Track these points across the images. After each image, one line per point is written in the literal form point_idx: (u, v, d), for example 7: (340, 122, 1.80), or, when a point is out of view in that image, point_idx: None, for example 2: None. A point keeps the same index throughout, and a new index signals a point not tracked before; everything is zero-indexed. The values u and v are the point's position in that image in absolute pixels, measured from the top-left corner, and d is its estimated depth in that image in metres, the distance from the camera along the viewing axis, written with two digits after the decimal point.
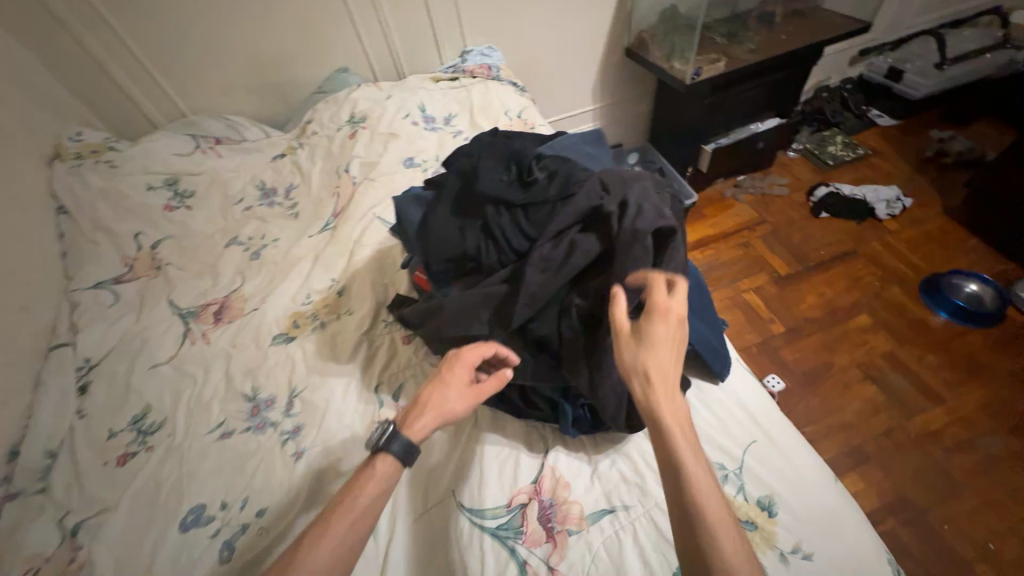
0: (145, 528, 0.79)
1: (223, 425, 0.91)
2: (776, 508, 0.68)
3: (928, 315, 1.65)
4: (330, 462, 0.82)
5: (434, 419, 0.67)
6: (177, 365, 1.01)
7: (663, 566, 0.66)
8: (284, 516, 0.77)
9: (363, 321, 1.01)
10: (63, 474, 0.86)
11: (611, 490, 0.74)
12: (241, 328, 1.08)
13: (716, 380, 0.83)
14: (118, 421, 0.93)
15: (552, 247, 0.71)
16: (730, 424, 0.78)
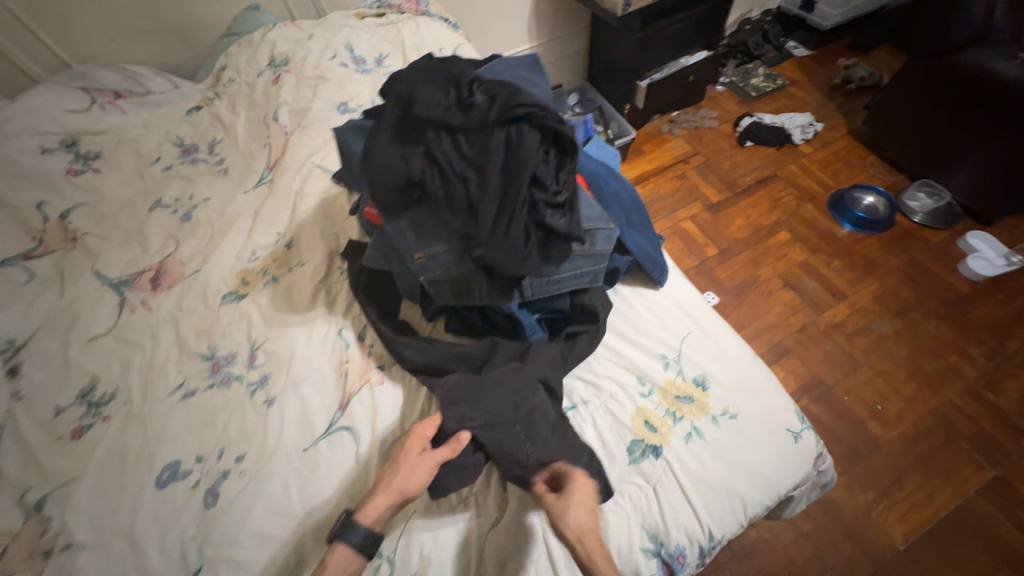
0: (119, 491, 0.78)
1: (184, 386, 0.89)
2: (707, 382, 0.81)
3: (835, 226, 1.87)
4: (303, 405, 0.85)
5: (386, 497, 0.67)
6: (118, 335, 0.96)
7: (619, 445, 0.76)
8: (264, 457, 0.79)
9: (318, 270, 1.01)
10: (13, 455, 0.82)
11: (571, 390, 0.83)
12: (186, 290, 1.03)
13: (656, 287, 0.92)
14: (64, 397, 0.89)
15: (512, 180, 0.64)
16: (669, 320, 0.88)
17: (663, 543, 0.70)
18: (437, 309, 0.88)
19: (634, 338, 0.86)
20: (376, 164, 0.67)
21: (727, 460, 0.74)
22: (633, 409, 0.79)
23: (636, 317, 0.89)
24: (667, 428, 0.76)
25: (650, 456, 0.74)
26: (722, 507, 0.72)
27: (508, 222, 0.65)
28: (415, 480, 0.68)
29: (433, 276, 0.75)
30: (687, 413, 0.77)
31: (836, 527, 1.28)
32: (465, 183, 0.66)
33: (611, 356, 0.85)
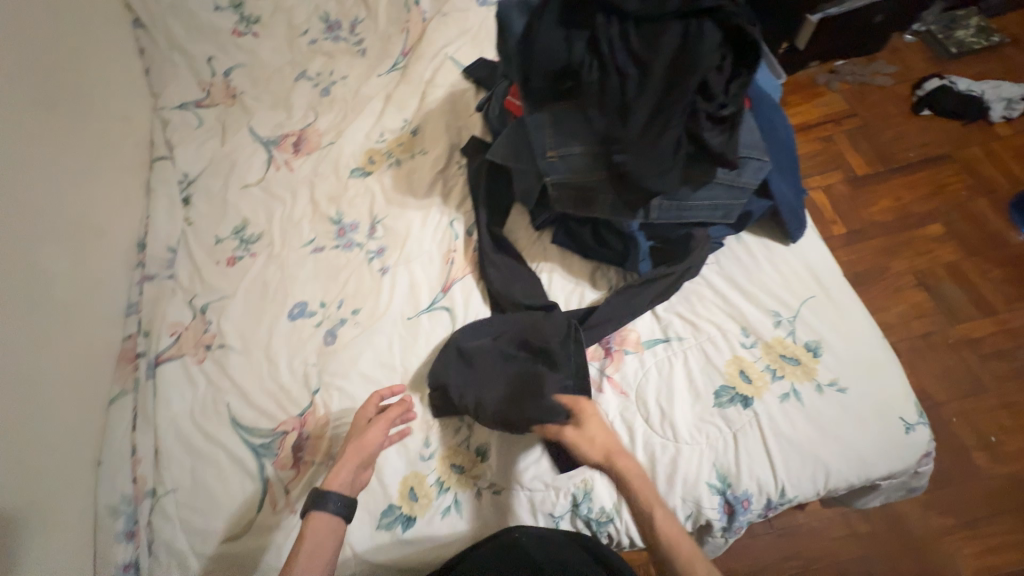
0: (260, 314, 0.93)
1: (314, 242, 1.00)
2: (820, 350, 0.75)
3: (1010, 230, 1.55)
4: (412, 280, 0.92)
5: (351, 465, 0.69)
6: (265, 188, 1.09)
7: (707, 386, 0.75)
8: (375, 315, 0.89)
9: (439, 161, 1.04)
10: (185, 266, 1.00)
11: (667, 324, 0.81)
12: (321, 159, 1.12)
13: (787, 242, 0.83)
14: (222, 230, 1.04)
15: (678, 89, 0.59)
16: (791, 279, 0.81)
17: (731, 485, 0.70)
18: (548, 218, 0.88)
19: (747, 289, 0.81)
20: (536, 47, 0.64)
21: (822, 429, 0.71)
22: (730, 356, 0.76)
23: (755, 269, 0.83)
24: (763, 383, 0.74)
25: (738, 404, 0.73)
26: (804, 471, 0.70)
27: (660, 129, 0.62)
28: (371, 440, 0.71)
29: (559, 178, 0.74)
30: (789, 374, 0.74)
31: (896, 538, 1.21)
32: (626, 83, 0.62)
33: (718, 301, 0.82)
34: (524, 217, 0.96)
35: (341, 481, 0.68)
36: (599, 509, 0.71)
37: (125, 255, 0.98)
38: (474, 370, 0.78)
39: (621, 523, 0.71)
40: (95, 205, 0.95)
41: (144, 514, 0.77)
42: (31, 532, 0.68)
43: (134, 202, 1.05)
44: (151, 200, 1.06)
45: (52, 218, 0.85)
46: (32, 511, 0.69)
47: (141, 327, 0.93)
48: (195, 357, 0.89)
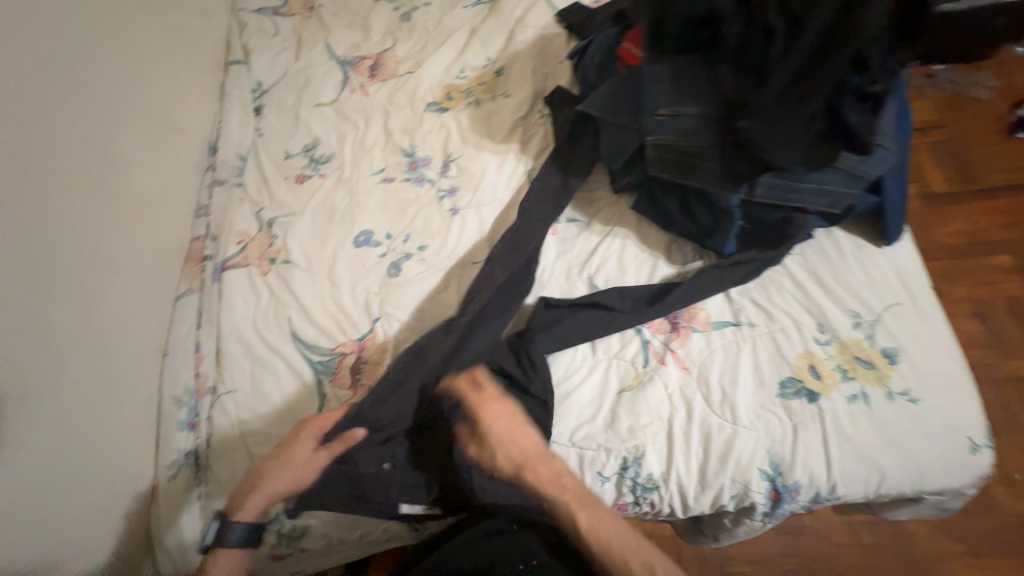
0: (325, 236, 0.93)
1: (385, 172, 0.98)
2: (897, 358, 0.73)
3: None
4: (481, 226, 0.90)
5: (259, 499, 0.69)
6: (338, 109, 1.06)
7: (773, 376, 0.74)
8: (442, 254, 0.88)
9: (521, 106, 1.00)
10: (254, 177, 0.99)
11: (739, 308, 0.79)
12: (398, 87, 1.08)
13: (880, 244, 0.80)
14: (292, 146, 1.02)
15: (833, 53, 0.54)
16: (879, 282, 0.78)
17: (782, 474, 0.70)
18: (634, 182, 0.85)
19: (830, 285, 0.78)
20: None
21: (884, 434, 0.70)
22: (801, 350, 0.75)
23: (842, 267, 0.79)
24: (833, 381, 0.72)
25: (802, 398, 0.72)
26: (858, 473, 0.69)
27: (798, 99, 0.57)
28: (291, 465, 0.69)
29: (664, 139, 0.70)
30: (862, 377, 0.72)
31: (902, 554, 1.22)
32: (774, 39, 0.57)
33: (796, 293, 0.79)
34: (604, 178, 0.93)
35: (255, 506, 0.69)
36: (646, 475, 0.72)
37: (196, 156, 0.98)
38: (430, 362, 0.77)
39: (666, 491, 0.72)
40: (172, 101, 0.94)
41: (205, 408, 0.80)
42: (101, 408, 0.71)
43: (208, 105, 1.03)
44: (224, 105, 1.04)
45: (130, 107, 0.84)
46: (103, 388, 0.72)
47: (209, 231, 0.93)
48: (259, 267, 0.90)
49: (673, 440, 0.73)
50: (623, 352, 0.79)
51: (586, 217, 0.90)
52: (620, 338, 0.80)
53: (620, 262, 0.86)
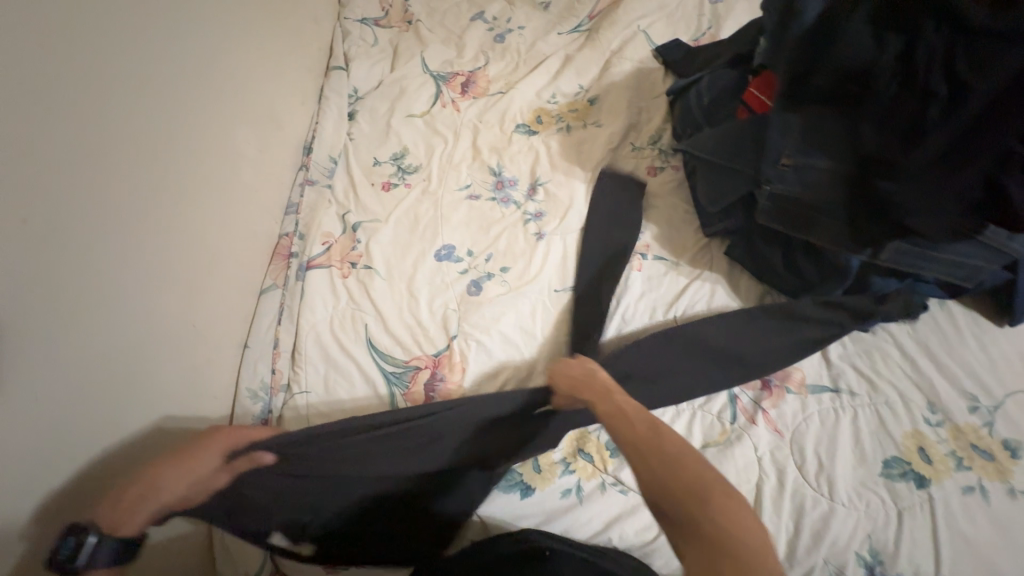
0: (408, 246, 0.93)
1: (470, 188, 0.98)
2: (1022, 452, 0.66)
3: None
4: (564, 253, 0.89)
5: (156, 505, 0.56)
6: (429, 122, 1.07)
7: (876, 452, 0.69)
8: (524, 278, 0.87)
9: (614, 137, 0.99)
10: (342, 181, 1.01)
11: (838, 373, 0.75)
12: (488, 106, 1.09)
13: (1000, 323, 0.75)
14: (382, 153, 1.04)
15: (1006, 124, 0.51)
16: (1000, 366, 0.72)
17: (883, 563, 0.63)
18: (731, 228, 0.83)
19: (943, 362, 0.73)
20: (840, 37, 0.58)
21: (1004, 536, 0.63)
22: (909, 429, 0.70)
23: (957, 344, 0.74)
24: (945, 469, 0.67)
25: (910, 482, 0.66)
26: None
27: (955, 165, 0.54)
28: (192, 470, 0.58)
29: (783, 189, 0.67)
30: (979, 469, 0.66)
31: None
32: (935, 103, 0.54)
33: (905, 365, 0.74)
34: (695, 219, 0.91)
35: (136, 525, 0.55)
36: None
37: (292, 155, 1.00)
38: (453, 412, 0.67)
39: None
40: (277, 101, 0.97)
41: (278, 405, 0.80)
42: (182, 395, 0.72)
43: (307, 107, 1.06)
44: (321, 108, 1.07)
45: (241, 103, 0.87)
46: (187, 375, 0.73)
47: (297, 228, 0.95)
48: (342, 270, 0.90)
49: (761, 507, 0.68)
50: (709, 404, 0.75)
51: (674, 257, 0.88)
52: None
53: (708, 308, 0.83)
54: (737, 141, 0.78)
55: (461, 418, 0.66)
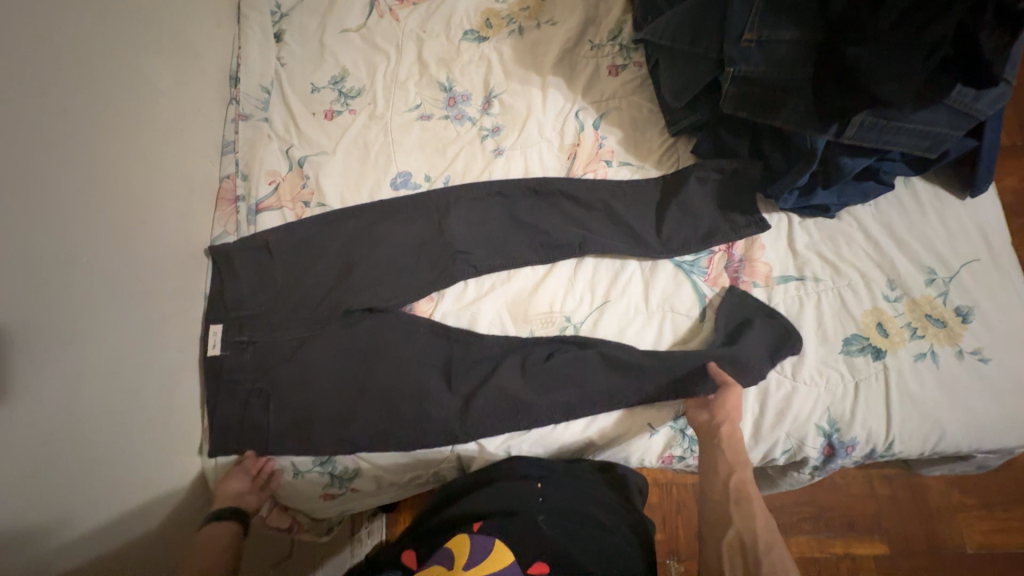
0: (361, 177, 0.87)
1: (421, 108, 0.91)
2: (971, 317, 0.70)
3: None
4: (524, 168, 0.85)
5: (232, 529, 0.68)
6: (366, 37, 0.96)
7: (838, 332, 0.71)
8: (483, 198, 0.83)
9: (570, 35, 0.90)
10: (280, 113, 0.92)
11: (804, 262, 0.75)
12: (431, 11, 0.97)
13: (962, 195, 0.75)
14: (319, 78, 0.94)
15: None
16: (959, 237, 0.73)
17: (840, 430, 0.69)
18: (697, 122, 0.79)
19: (904, 239, 0.74)
20: None
21: (949, 394, 0.68)
22: (869, 307, 0.72)
23: (919, 220, 0.74)
24: (900, 339, 0.70)
25: (867, 355, 0.70)
26: (918, 429, 0.68)
27: (924, 22, 0.51)
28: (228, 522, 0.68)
29: (750, 71, 0.63)
30: (933, 336, 0.69)
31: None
32: None
33: (868, 247, 0.74)
34: (660, 119, 0.86)
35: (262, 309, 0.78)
36: (696, 428, 0.73)
37: (218, 88, 0.90)
38: (396, 271, 0.80)
39: None
40: (187, 25, 0.85)
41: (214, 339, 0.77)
42: (153, 336, 0.70)
43: (225, 31, 0.93)
44: (242, 31, 0.94)
45: (142, 31, 0.76)
46: (161, 325, 0.72)
47: (238, 169, 0.87)
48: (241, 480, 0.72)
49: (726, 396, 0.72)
50: (677, 304, 0.77)
51: (639, 160, 0.84)
52: (673, 285, 0.77)
53: (673, 210, 0.79)
54: (694, 23, 0.72)
55: (409, 292, 0.79)
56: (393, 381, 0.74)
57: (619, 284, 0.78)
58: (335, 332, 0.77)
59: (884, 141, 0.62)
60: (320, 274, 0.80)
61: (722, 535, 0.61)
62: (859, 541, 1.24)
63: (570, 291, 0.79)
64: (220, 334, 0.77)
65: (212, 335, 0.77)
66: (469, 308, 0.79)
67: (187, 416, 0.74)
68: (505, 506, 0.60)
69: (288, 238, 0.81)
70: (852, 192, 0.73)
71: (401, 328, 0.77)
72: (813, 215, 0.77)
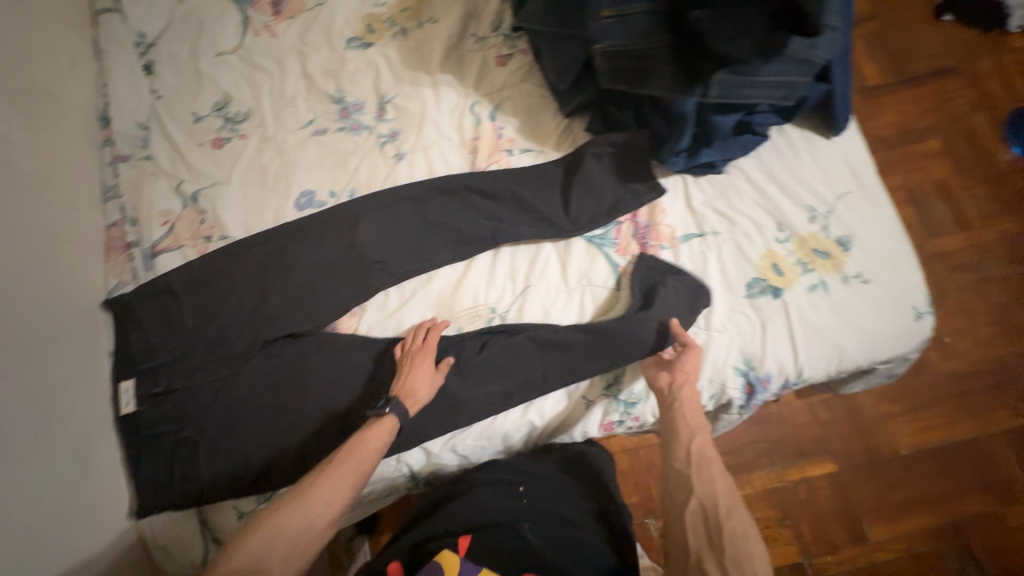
0: (262, 203, 0.84)
1: (314, 124, 0.88)
2: (850, 245, 0.76)
3: (1000, 147, 1.50)
4: (429, 170, 0.84)
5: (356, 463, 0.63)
6: (244, 57, 0.92)
7: (740, 279, 0.76)
8: (393, 205, 0.82)
9: (453, 31, 0.90)
10: (163, 148, 0.86)
11: (702, 219, 0.80)
12: (309, 23, 0.94)
13: (829, 136, 0.81)
14: (201, 106, 0.89)
15: None
16: (831, 174, 0.80)
17: (754, 368, 0.74)
18: (585, 101, 0.82)
19: (786, 183, 0.80)
20: None
21: (842, 317, 0.75)
22: (764, 251, 0.77)
23: (795, 164, 0.80)
24: (794, 276, 0.75)
25: (768, 295, 0.75)
26: (820, 355, 0.74)
27: None
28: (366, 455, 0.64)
29: (616, 46, 0.65)
30: (821, 267, 0.75)
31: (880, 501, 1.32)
32: None
33: (755, 196, 0.80)
34: (553, 102, 0.88)
35: (178, 353, 0.74)
36: (628, 392, 0.76)
37: (87, 131, 0.83)
38: (311, 291, 0.77)
39: (646, 405, 0.76)
40: (37, 68, 0.78)
41: (128, 396, 0.72)
42: (58, 407, 0.65)
43: (84, 69, 0.86)
44: (105, 67, 0.88)
45: None
46: (62, 392, 0.66)
47: (125, 214, 0.82)
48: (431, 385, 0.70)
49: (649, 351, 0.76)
50: (595, 278, 0.79)
51: (539, 145, 0.86)
52: (588, 261, 0.80)
53: (577, 190, 0.81)
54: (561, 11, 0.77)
55: (329, 312, 0.77)
56: (321, 403, 0.73)
57: (537, 268, 0.80)
58: (252, 365, 0.74)
59: (747, 97, 0.66)
60: (231, 310, 0.76)
61: (686, 508, 0.64)
62: (812, 465, 1.34)
63: (491, 283, 0.80)
64: (133, 390, 0.72)
65: (124, 393, 0.72)
66: (394, 317, 0.78)
67: (111, 487, 0.68)
68: (492, 520, 0.68)
69: (193, 276, 0.77)
70: (734, 146, 0.77)
71: (325, 349, 0.75)
72: (705, 173, 0.81)
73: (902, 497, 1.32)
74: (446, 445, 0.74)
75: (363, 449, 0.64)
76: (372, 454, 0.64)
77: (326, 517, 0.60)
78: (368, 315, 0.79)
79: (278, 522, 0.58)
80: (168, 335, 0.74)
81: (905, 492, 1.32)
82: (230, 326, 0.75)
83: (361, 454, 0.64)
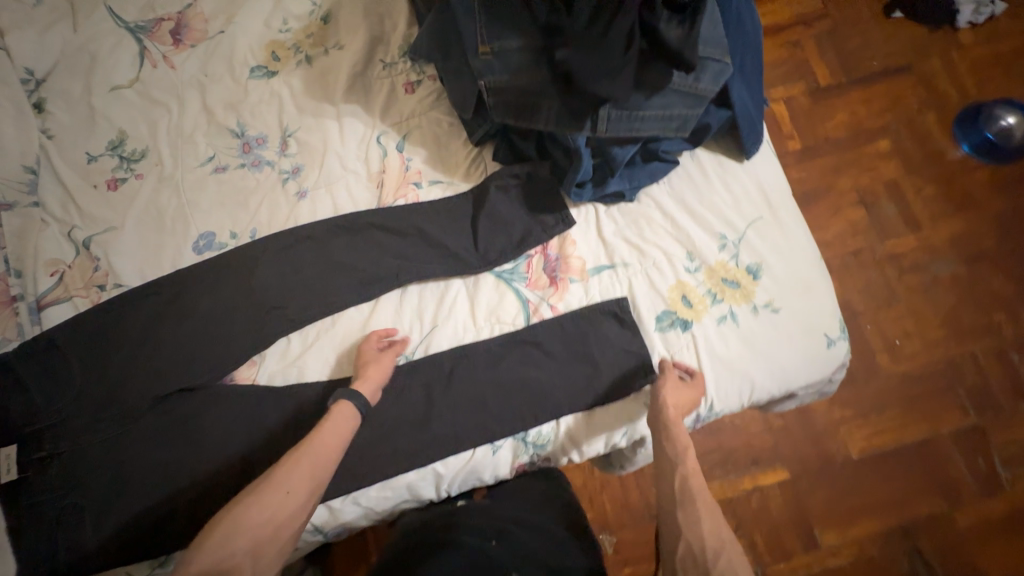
0: (158, 249, 0.80)
1: (215, 160, 0.84)
2: (760, 273, 0.75)
3: (949, 147, 1.48)
4: (336, 207, 0.81)
5: (320, 447, 0.63)
6: (142, 91, 0.88)
7: (651, 312, 0.75)
8: (296, 246, 0.79)
9: (358, 58, 0.87)
10: (54, 192, 0.83)
11: (613, 250, 0.77)
12: (210, 53, 0.90)
13: (741, 159, 0.79)
14: (95, 146, 0.85)
15: None
16: (742, 200, 0.78)
17: None
18: (490, 131, 0.79)
19: (697, 211, 0.78)
20: None
21: (751, 348, 0.73)
22: (673, 282, 0.75)
23: (707, 190, 0.78)
24: (703, 307, 0.74)
25: (677, 328, 0.73)
26: (730, 388, 0.73)
27: (607, 22, 0.55)
28: (330, 440, 0.64)
29: (498, 82, 0.63)
30: (730, 297, 0.74)
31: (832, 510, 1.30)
32: None
33: (666, 224, 0.78)
34: (462, 130, 0.85)
35: (67, 411, 0.70)
36: (537, 433, 0.73)
37: None
38: (210, 340, 0.75)
39: (557, 443, 0.73)
40: None
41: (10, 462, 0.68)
42: None
43: None
44: None
45: None
46: None
47: (10, 267, 0.77)
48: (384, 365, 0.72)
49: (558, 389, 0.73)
50: (504, 314, 0.76)
51: (448, 177, 0.83)
52: (497, 297, 0.77)
53: (484, 226, 0.78)
54: (440, 42, 0.75)
55: (227, 362, 0.74)
56: (219, 458, 0.71)
57: (445, 306, 0.77)
58: (142, 424, 0.71)
59: (640, 129, 0.63)
60: (122, 365, 0.73)
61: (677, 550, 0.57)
62: (764, 474, 1.32)
63: (397, 324, 0.77)
64: (17, 455, 0.69)
65: (5, 459, 0.68)
66: (294, 365, 0.75)
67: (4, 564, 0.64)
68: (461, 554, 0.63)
69: (82, 329, 0.74)
70: (640, 175, 0.76)
71: (220, 402, 0.73)
72: (617, 202, 0.79)
73: (857, 502, 1.30)
74: (349, 500, 0.71)
75: (326, 430, 0.65)
76: (338, 432, 0.65)
77: (285, 506, 0.58)
78: (267, 364, 0.75)
79: (238, 512, 0.56)
80: (54, 395, 0.71)
81: (857, 496, 1.30)
82: (120, 383, 0.72)
83: (324, 434, 0.64)
